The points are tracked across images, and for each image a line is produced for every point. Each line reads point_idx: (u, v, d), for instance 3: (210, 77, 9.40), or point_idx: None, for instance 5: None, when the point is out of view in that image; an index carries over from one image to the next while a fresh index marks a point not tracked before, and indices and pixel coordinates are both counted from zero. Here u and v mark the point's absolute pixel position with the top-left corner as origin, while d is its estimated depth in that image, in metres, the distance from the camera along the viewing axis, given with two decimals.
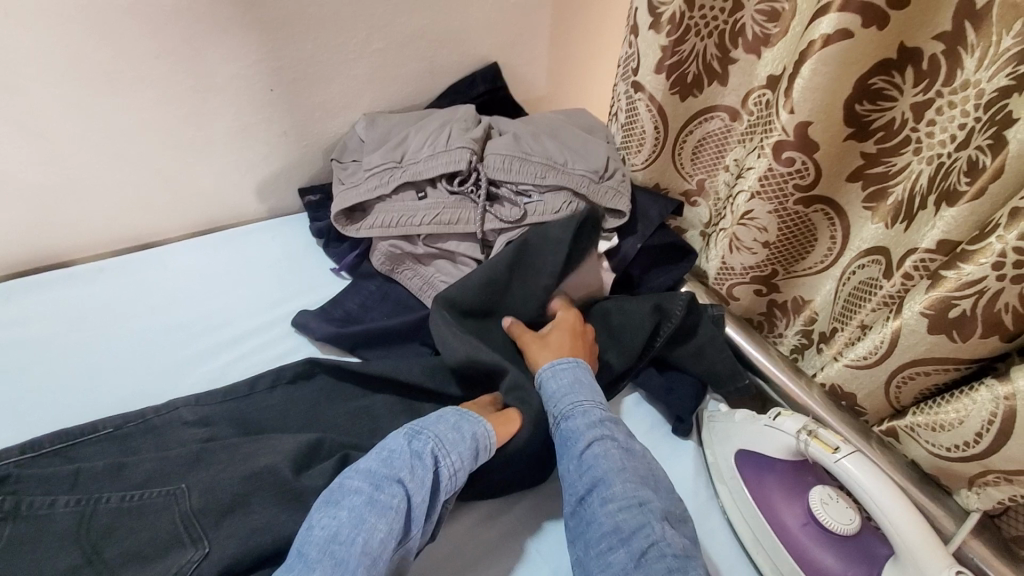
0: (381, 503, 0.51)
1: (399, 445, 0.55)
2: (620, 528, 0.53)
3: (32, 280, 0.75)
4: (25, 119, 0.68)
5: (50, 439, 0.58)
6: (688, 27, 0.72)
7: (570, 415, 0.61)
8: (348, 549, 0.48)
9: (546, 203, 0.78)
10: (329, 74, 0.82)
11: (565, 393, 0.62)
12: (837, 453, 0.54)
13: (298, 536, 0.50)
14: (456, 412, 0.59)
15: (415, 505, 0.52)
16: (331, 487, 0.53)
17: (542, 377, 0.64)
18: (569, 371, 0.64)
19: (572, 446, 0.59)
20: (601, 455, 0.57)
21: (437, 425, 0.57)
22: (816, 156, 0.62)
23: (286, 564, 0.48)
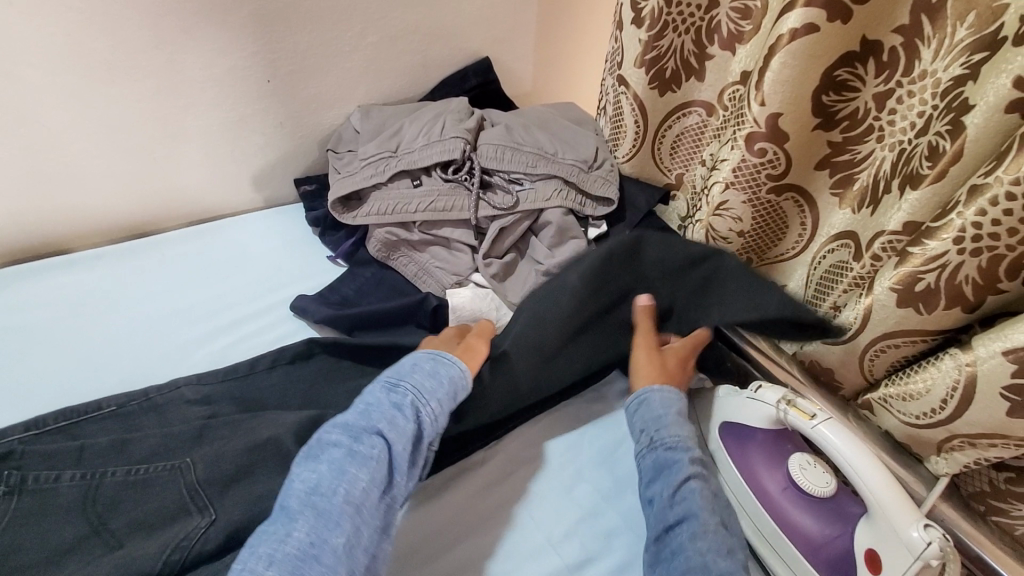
0: (361, 454, 0.54)
1: (376, 397, 0.59)
2: (709, 567, 0.51)
3: (30, 267, 0.75)
4: (24, 106, 0.70)
5: (54, 417, 0.59)
6: (666, 22, 0.75)
7: (671, 446, 0.61)
8: (330, 500, 0.51)
9: (537, 191, 0.81)
10: (325, 66, 0.84)
11: (670, 422, 0.63)
12: (813, 419, 0.58)
13: (281, 492, 0.53)
14: (429, 358, 0.63)
15: (395, 453, 0.55)
16: (310, 443, 0.56)
17: (646, 394, 0.66)
18: (674, 403, 0.65)
19: (669, 474, 0.59)
20: (696, 493, 0.57)
21: (413, 375, 0.61)
22: (786, 146, 0.66)
23: (271, 519, 0.51)
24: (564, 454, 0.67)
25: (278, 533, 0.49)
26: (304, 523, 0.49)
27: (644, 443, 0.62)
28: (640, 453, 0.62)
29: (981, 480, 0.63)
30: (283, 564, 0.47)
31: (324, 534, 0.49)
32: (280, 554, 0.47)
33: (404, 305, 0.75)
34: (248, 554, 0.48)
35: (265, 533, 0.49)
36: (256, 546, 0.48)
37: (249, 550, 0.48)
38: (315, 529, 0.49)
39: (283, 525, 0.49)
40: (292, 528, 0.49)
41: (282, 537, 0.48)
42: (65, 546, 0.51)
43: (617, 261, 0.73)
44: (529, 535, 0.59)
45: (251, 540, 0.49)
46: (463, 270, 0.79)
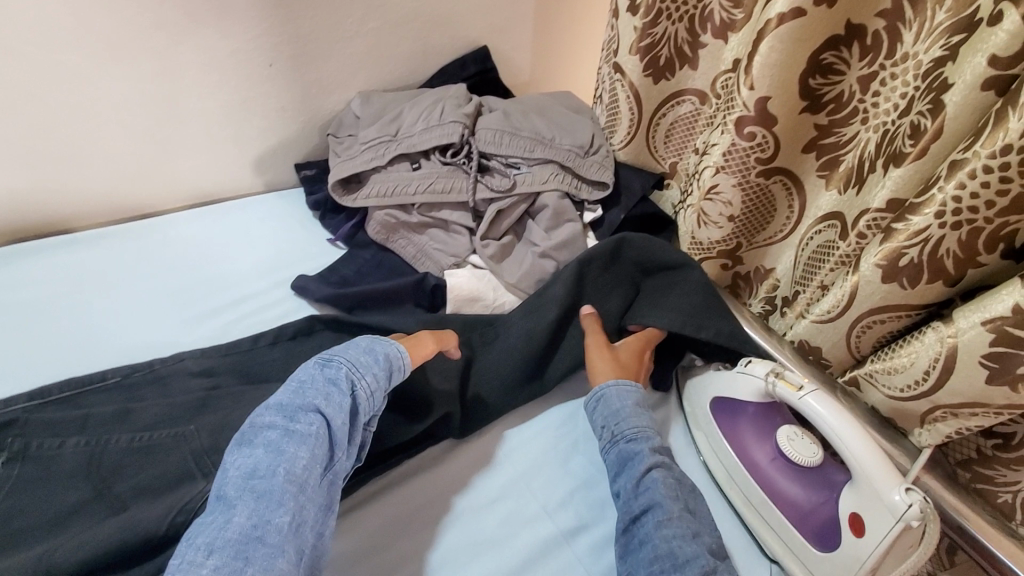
0: (299, 432, 0.53)
1: (307, 376, 0.58)
2: (676, 554, 0.52)
3: (34, 245, 0.76)
4: (30, 84, 0.70)
5: (59, 387, 0.60)
6: (660, 10, 0.77)
7: (632, 438, 0.61)
8: (270, 480, 0.49)
9: (533, 174, 0.83)
10: (326, 52, 0.86)
11: (628, 413, 0.63)
12: (801, 391, 0.59)
13: (216, 482, 0.51)
14: (368, 341, 0.63)
15: (334, 430, 0.54)
16: (243, 429, 0.54)
17: (602, 390, 0.65)
18: (631, 393, 0.65)
19: (632, 466, 0.59)
20: (660, 481, 0.58)
21: (348, 352, 0.60)
22: (775, 129, 0.68)
23: (208, 510, 0.49)
24: (559, 428, 0.68)
25: (217, 522, 0.47)
26: (243, 508, 0.48)
27: (605, 438, 0.62)
28: (604, 449, 0.62)
29: (969, 448, 0.66)
30: (224, 552, 0.45)
31: (265, 516, 0.48)
32: (220, 542, 0.46)
33: (403, 285, 0.76)
34: (186, 546, 0.46)
35: (203, 524, 0.47)
36: (193, 538, 0.47)
37: (187, 543, 0.46)
38: (255, 512, 0.48)
39: (221, 514, 0.48)
40: (231, 515, 0.47)
41: (220, 525, 0.47)
42: (70, 509, 0.52)
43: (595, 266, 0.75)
44: (524, 504, 0.61)
45: (189, 534, 0.47)
46: (461, 251, 0.81)
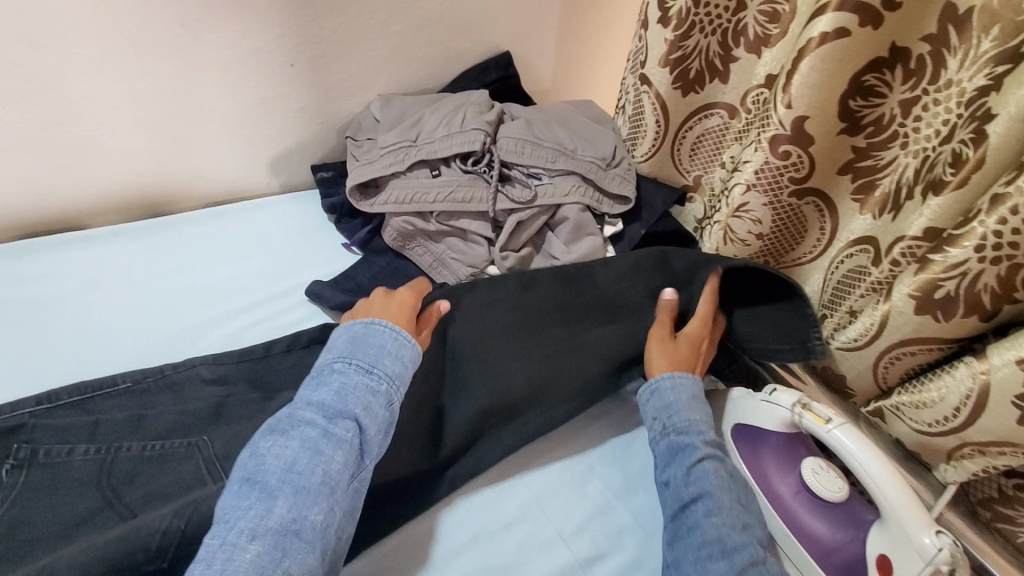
0: (336, 436, 0.52)
1: (345, 379, 0.56)
2: (724, 541, 0.53)
3: (46, 241, 0.75)
4: (49, 79, 0.69)
5: (68, 391, 0.59)
6: (693, 22, 0.75)
7: (685, 430, 0.61)
8: (309, 478, 0.49)
9: (556, 186, 0.81)
10: (350, 53, 0.84)
11: (682, 407, 0.62)
12: (829, 424, 0.58)
13: (244, 464, 0.50)
14: (393, 333, 0.60)
15: (367, 438, 0.54)
16: (279, 417, 0.53)
17: (657, 382, 0.65)
18: (688, 386, 0.64)
19: (683, 457, 0.59)
20: (711, 473, 0.58)
21: (382, 361, 0.58)
22: (811, 149, 0.67)
23: (238, 491, 0.48)
24: (577, 450, 0.67)
25: (256, 509, 0.47)
26: (284, 499, 0.48)
27: (657, 430, 0.62)
28: (653, 440, 0.62)
29: (990, 486, 0.64)
30: (265, 539, 0.46)
31: (304, 511, 0.48)
32: (260, 530, 0.46)
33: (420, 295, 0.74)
34: (225, 528, 0.46)
35: (239, 508, 0.47)
36: (230, 521, 0.47)
37: (226, 525, 0.46)
38: (294, 506, 0.48)
39: (260, 502, 0.48)
40: (272, 504, 0.48)
41: (260, 511, 0.47)
42: (78, 519, 0.51)
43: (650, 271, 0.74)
44: (540, 528, 0.60)
45: (223, 514, 0.47)
46: (478, 261, 0.80)
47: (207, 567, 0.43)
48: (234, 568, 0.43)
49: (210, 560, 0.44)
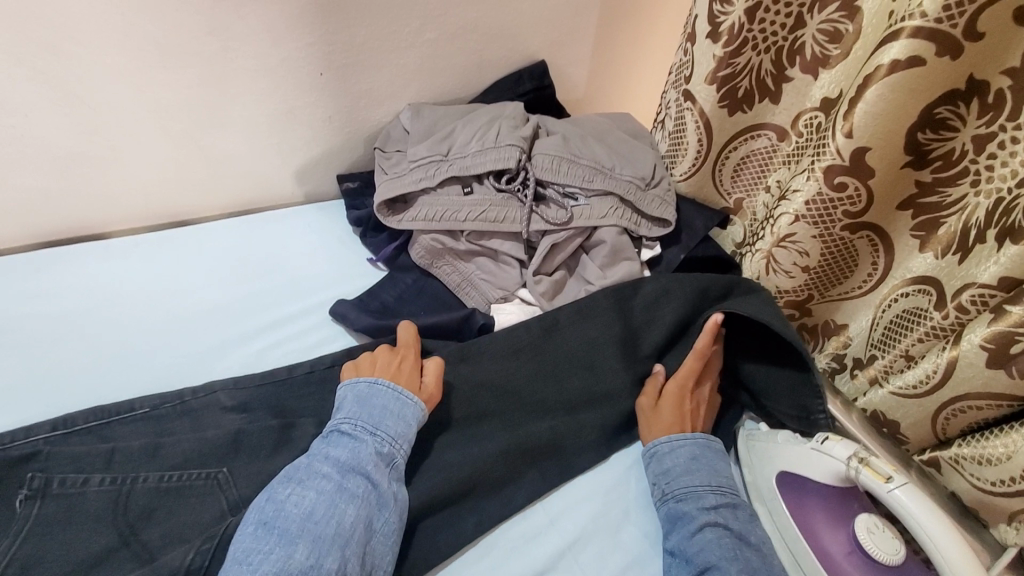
0: (348, 489, 0.51)
1: (355, 437, 0.54)
2: None
3: (67, 252, 0.73)
4: (73, 85, 0.67)
5: (84, 416, 0.57)
6: (745, 39, 0.71)
7: (683, 497, 0.59)
8: (325, 527, 0.48)
9: (592, 207, 0.77)
10: (380, 61, 0.81)
11: (680, 473, 0.61)
12: (889, 483, 0.54)
13: (260, 507, 0.49)
14: (393, 392, 0.58)
15: (381, 492, 0.52)
16: (294, 466, 0.52)
17: (655, 446, 0.63)
18: (686, 447, 0.62)
19: (683, 527, 0.57)
20: (714, 542, 0.55)
21: (386, 421, 0.56)
22: (870, 182, 0.62)
23: (257, 535, 0.47)
24: (612, 491, 0.63)
25: (275, 554, 0.46)
26: (303, 546, 0.47)
27: (655, 496, 0.61)
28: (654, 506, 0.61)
29: None
30: None
31: (321, 558, 0.46)
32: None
33: (450, 320, 0.71)
34: (249, 570, 0.45)
35: (259, 551, 0.46)
36: (251, 562, 0.45)
37: (248, 566, 0.45)
38: (313, 552, 0.46)
39: (280, 547, 0.46)
40: (292, 550, 0.46)
41: (280, 556, 0.46)
42: (92, 558, 0.49)
43: (664, 301, 0.72)
44: None
45: (237, 556, 0.46)
46: (510, 285, 0.77)
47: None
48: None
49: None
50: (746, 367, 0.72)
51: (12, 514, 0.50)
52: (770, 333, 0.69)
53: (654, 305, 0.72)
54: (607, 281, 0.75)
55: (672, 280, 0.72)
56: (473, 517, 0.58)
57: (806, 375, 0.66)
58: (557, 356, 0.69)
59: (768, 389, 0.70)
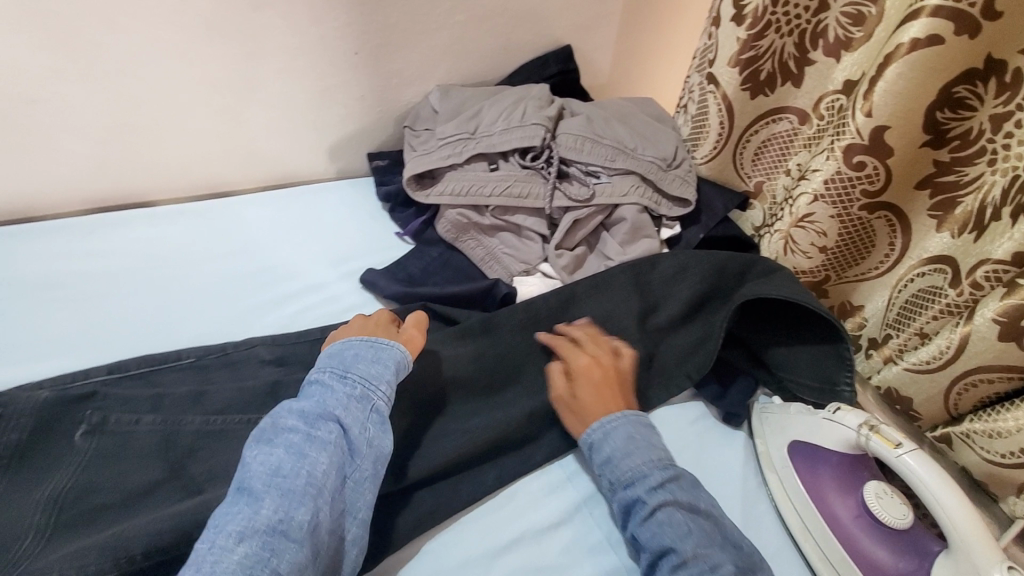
0: (317, 438, 0.51)
1: (323, 388, 0.55)
2: None
3: (117, 217, 0.78)
4: (126, 58, 0.71)
5: (136, 362, 0.61)
6: (769, 22, 0.72)
7: (628, 482, 0.57)
8: (293, 480, 0.48)
9: (614, 185, 0.80)
10: (412, 43, 0.84)
11: (620, 457, 0.58)
12: (898, 448, 0.56)
13: (237, 474, 0.49)
14: (366, 342, 0.59)
15: (351, 439, 0.52)
16: (264, 425, 0.52)
17: (588, 438, 0.60)
18: (621, 428, 0.60)
19: (636, 513, 0.55)
20: (667, 522, 0.53)
21: (358, 365, 0.57)
22: (889, 161, 0.64)
23: (230, 500, 0.47)
24: None
25: (242, 512, 0.46)
26: (271, 501, 0.46)
27: (605, 488, 0.58)
28: (606, 497, 0.59)
29: None
30: (255, 538, 0.44)
31: (290, 510, 0.46)
32: (248, 532, 0.45)
33: (471, 291, 0.74)
34: (215, 532, 0.45)
35: (229, 512, 0.46)
36: (222, 526, 0.45)
37: (215, 529, 0.45)
38: (282, 506, 0.46)
39: (248, 504, 0.46)
40: (259, 506, 0.46)
41: (247, 514, 0.46)
42: (145, 488, 0.53)
43: (685, 275, 0.73)
44: (587, 532, 0.59)
45: (210, 524, 0.46)
46: (532, 259, 0.79)
47: (197, 568, 0.42)
48: (221, 569, 0.42)
49: (200, 563, 0.42)
50: (772, 345, 0.72)
51: (72, 447, 0.54)
52: (797, 311, 0.70)
53: (676, 278, 0.73)
54: (627, 256, 0.78)
55: (693, 257, 0.74)
56: (493, 471, 0.62)
57: (838, 346, 0.68)
58: (575, 325, 0.71)
59: (790, 363, 0.71)
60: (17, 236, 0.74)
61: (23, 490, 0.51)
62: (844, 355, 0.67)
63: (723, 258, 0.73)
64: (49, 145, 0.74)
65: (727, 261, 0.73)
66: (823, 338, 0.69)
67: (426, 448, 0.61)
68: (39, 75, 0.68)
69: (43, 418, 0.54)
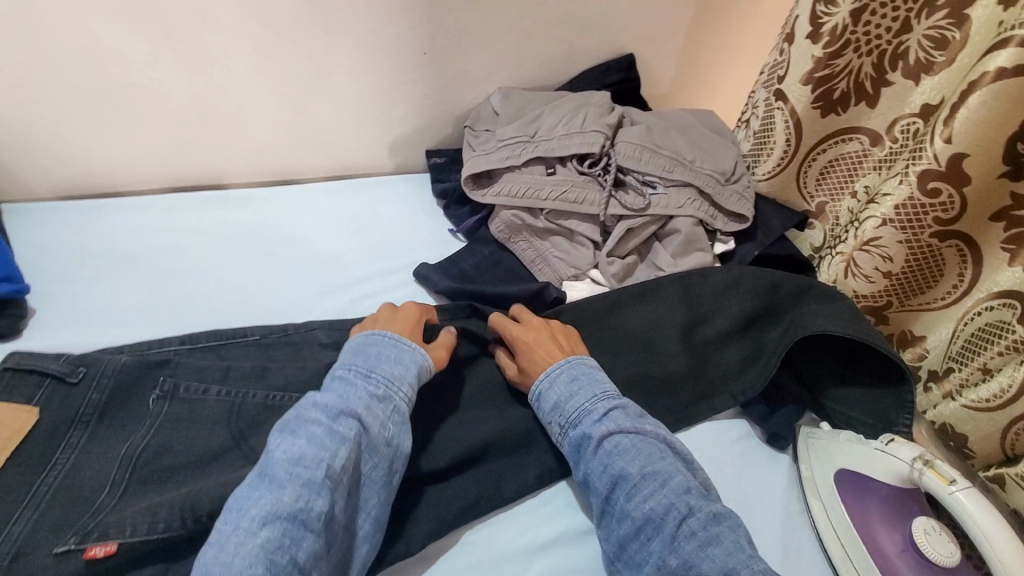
0: (338, 433, 0.50)
1: (346, 383, 0.54)
2: (654, 516, 0.51)
3: (193, 198, 0.83)
4: (214, 49, 0.75)
5: (207, 335, 0.65)
6: (848, 40, 0.71)
7: (576, 421, 0.58)
8: (315, 471, 0.48)
9: (670, 197, 0.80)
10: (479, 45, 0.86)
11: (568, 398, 0.60)
12: (952, 485, 0.55)
13: (260, 461, 0.50)
14: (392, 342, 0.59)
15: (372, 436, 0.52)
16: (287, 416, 0.52)
17: (539, 388, 0.61)
18: (563, 371, 0.61)
19: (587, 449, 0.57)
20: (616, 449, 0.55)
21: (382, 364, 0.56)
22: (964, 189, 0.62)
23: (251, 484, 0.48)
24: None
25: (265, 497, 0.46)
26: (291, 489, 0.46)
27: (556, 432, 0.59)
28: (557, 442, 0.60)
29: None
30: (278, 525, 0.45)
31: (309, 500, 0.46)
32: (271, 517, 0.45)
33: (523, 292, 0.75)
34: (237, 516, 0.45)
35: (250, 497, 0.46)
36: (243, 509, 0.46)
37: (237, 512, 0.46)
38: (302, 495, 0.46)
39: (269, 491, 0.47)
40: (281, 493, 0.46)
41: (269, 500, 0.46)
42: (210, 454, 0.56)
43: (738, 292, 0.73)
44: None
45: (230, 505, 0.47)
46: (582, 264, 0.80)
47: (220, 549, 0.43)
48: (244, 553, 0.43)
49: (223, 545, 0.44)
50: (829, 385, 0.70)
51: (146, 410, 0.58)
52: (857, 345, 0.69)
53: (728, 294, 0.73)
54: (679, 269, 0.79)
55: (748, 274, 0.73)
56: (534, 470, 0.62)
57: (900, 386, 0.67)
58: (621, 332, 0.72)
59: (844, 395, 0.70)
60: (102, 209, 0.79)
61: (103, 445, 0.55)
62: (904, 396, 0.66)
63: (779, 280, 0.73)
64: (136, 126, 0.79)
65: (783, 285, 0.72)
66: (881, 377, 0.68)
67: (469, 441, 0.62)
68: (132, 61, 0.73)
69: (122, 381, 0.58)
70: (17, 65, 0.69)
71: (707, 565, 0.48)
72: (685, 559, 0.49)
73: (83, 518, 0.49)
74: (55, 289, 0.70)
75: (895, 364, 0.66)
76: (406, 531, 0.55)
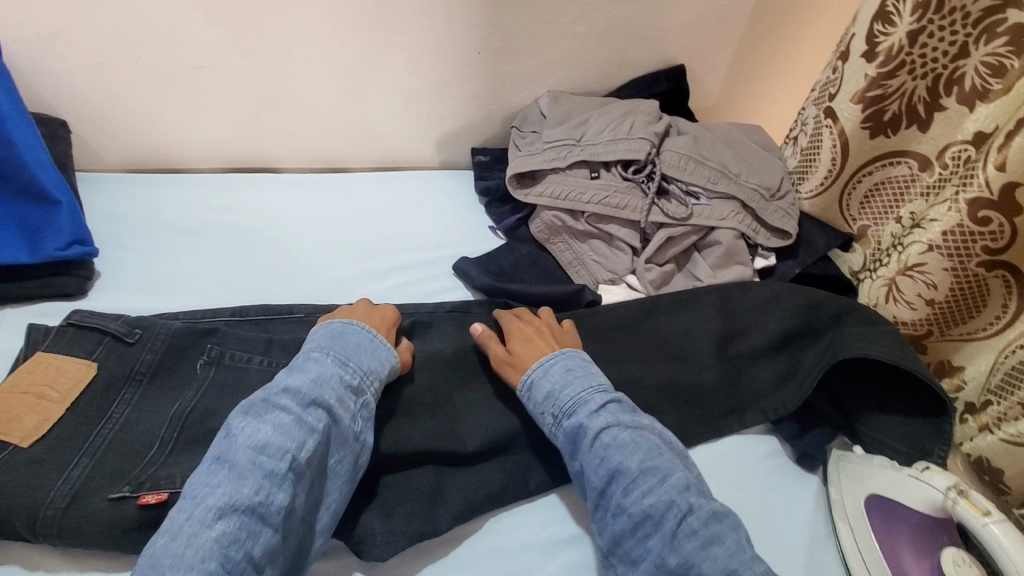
0: (308, 423, 0.50)
1: (320, 369, 0.54)
2: (651, 513, 0.51)
3: (250, 180, 0.87)
4: (283, 39, 0.79)
5: (255, 309, 0.68)
6: (903, 61, 0.71)
7: (572, 412, 0.58)
8: (279, 462, 0.47)
9: (713, 209, 0.80)
10: (531, 48, 0.88)
11: (563, 389, 0.60)
12: (986, 517, 0.55)
13: (218, 443, 0.49)
14: (370, 335, 0.60)
15: (339, 427, 0.53)
16: (253, 398, 0.52)
17: (529, 376, 0.61)
18: (558, 363, 0.62)
19: (583, 441, 0.56)
20: (612, 443, 0.55)
21: (360, 355, 0.58)
22: (1016, 219, 0.61)
23: (209, 469, 0.47)
24: None
25: (224, 487, 0.46)
26: (252, 480, 0.46)
27: (550, 424, 0.59)
28: (551, 434, 0.59)
29: None
30: (236, 518, 0.44)
31: (270, 493, 0.46)
32: (227, 509, 0.45)
33: (558, 294, 0.76)
34: (192, 504, 0.45)
35: (207, 485, 0.46)
36: (199, 498, 0.45)
37: (193, 500, 0.45)
38: (262, 487, 0.46)
39: (229, 479, 0.46)
40: (240, 484, 0.46)
41: (228, 490, 0.46)
42: None
43: (778, 308, 0.72)
44: None
45: (188, 491, 0.46)
46: (620, 269, 0.80)
47: (170, 541, 0.43)
48: (197, 545, 0.43)
49: (175, 534, 0.43)
50: (864, 411, 0.69)
51: (195, 373, 0.61)
52: (897, 373, 0.68)
53: (768, 308, 0.73)
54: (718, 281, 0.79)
55: (788, 291, 0.73)
56: (558, 467, 0.63)
57: (940, 419, 0.65)
58: (653, 338, 0.72)
59: (880, 424, 0.68)
60: (164, 183, 0.84)
61: (153, 403, 0.58)
62: (943, 427, 0.65)
63: (822, 300, 0.72)
64: (203, 107, 0.83)
65: (825, 305, 0.72)
66: (919, 408, 0.67)
67: (497, 433, 0.63)
68: (206, 46, 0.77)
69: (174, 344, 0.61)
70: (101, 43, 0.74)
71: (707, 566, 0.48)
72: (685, 558, 0.49)
73: (132, 469, 0.52)
74: (117, 255, 0.74)
75: (937, 395, 0.65)
76: (431, 513, 0.57)
